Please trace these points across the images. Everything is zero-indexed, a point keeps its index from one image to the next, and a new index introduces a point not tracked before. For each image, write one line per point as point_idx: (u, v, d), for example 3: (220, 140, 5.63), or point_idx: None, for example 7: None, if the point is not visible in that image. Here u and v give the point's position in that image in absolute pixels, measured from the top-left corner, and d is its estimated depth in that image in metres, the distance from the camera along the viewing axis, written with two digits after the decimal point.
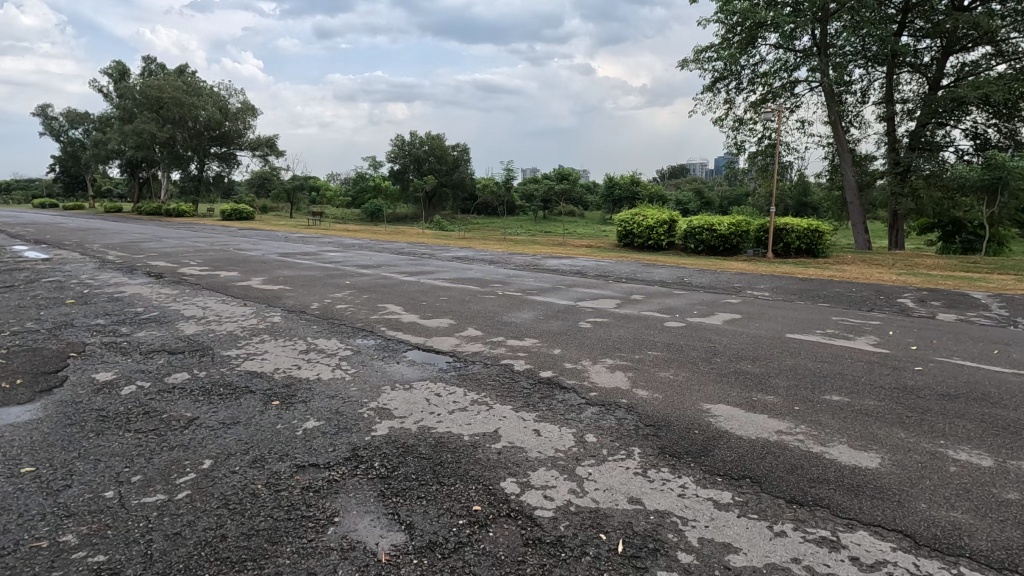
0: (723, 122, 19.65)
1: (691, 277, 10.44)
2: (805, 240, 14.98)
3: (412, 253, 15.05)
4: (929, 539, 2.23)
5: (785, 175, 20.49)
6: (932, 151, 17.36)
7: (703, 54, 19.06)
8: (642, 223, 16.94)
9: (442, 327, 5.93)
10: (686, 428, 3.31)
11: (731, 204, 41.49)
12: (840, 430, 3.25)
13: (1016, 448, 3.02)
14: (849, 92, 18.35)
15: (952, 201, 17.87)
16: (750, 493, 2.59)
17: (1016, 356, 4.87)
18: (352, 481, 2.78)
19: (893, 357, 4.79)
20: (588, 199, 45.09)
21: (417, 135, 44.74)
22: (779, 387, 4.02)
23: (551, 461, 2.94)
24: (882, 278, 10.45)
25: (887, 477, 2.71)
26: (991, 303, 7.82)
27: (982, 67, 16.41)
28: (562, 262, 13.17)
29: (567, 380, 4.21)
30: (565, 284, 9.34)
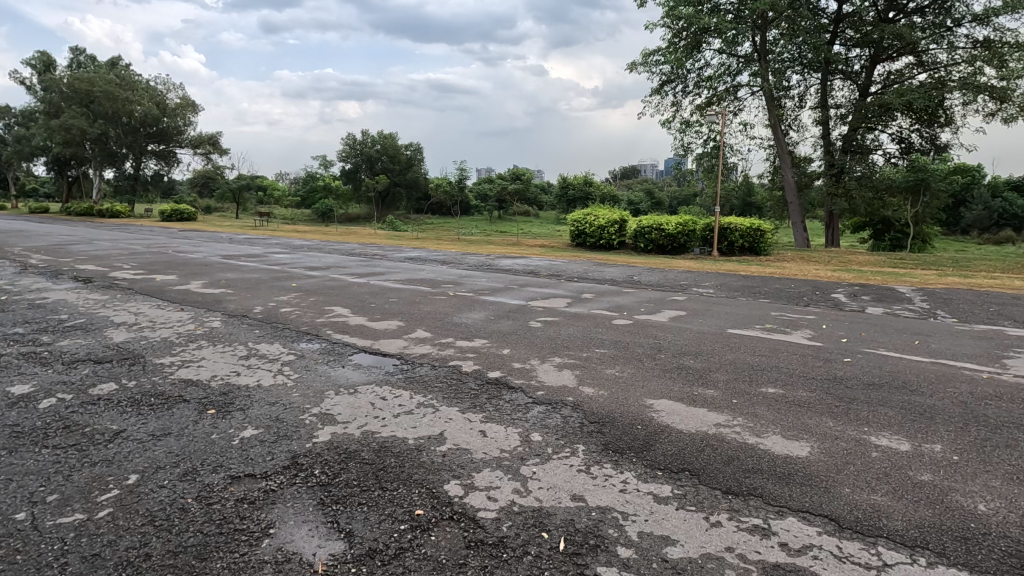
0: (671, 123, 20.13)
1: (640, 276, 10.68)
2: (748, 239, 15.54)
3: (362, 254, 14.79)
4: (851, 522, 2.35)
5: (730, 176, 21.20)
6: (862, 154, 18.30)
7: (651, 57, 19.54)
8: (594, 223, 17.22)
9: (391, 329, 5.83)
10: (629, 424, 3.38)
11: (680, 203, 42.72)
12: (774, 421, 3.38)
13: (932, 432, 3.22)
14: (788, 97, 19.14)
15: (882, 201, 18.98)
16: (688, 485, 2.66)
17: (934, 346, 5.22)
18: (290, 490, 2.70)
19: (825, 350, 5.05)
20: (542, 199, 45.42)
21: (369, 134, 43.91)
22: (720, 381, 4.15)
23: (496, 462, 2.92)
24: (818, 275, 10.99)
25: (816, 465, 2.84)
26: (914, 297, 8.35)
27: (905, 76, 17.45)
28: (515, 261, 13.21)
29: (515, 379, 4.22)
30: (518, 284, 9.37)
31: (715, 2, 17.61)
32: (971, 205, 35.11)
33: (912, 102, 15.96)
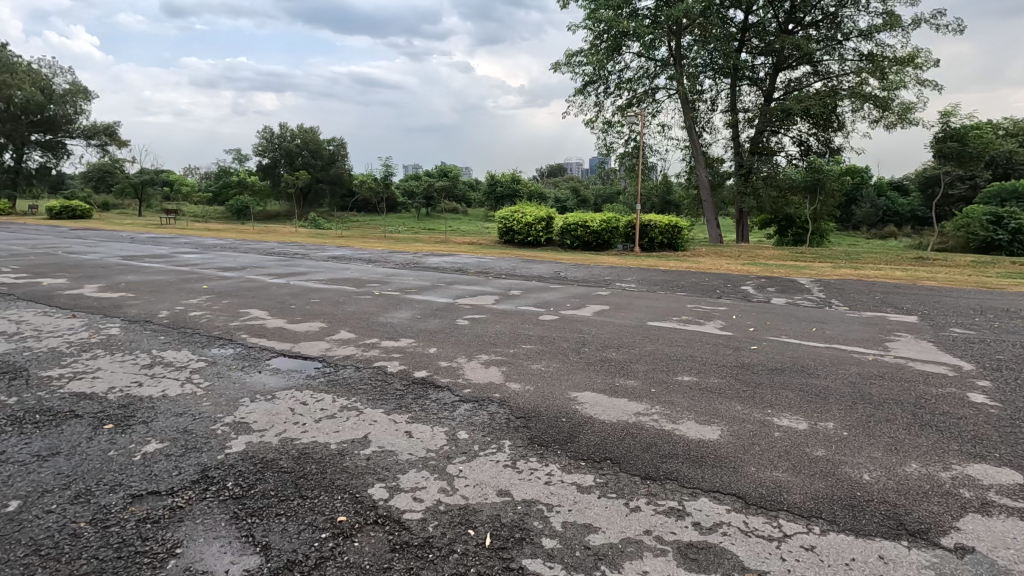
0: (594, 123, 20.69)
1: (566, 272, 10.92)
2: (667, 235, 16.28)
3: (282, 253, 14.16)
4: (756, 498, 2.52)
5: (650, 175, 22.11)
6: (767, 156, 19.64)
7: (574, 58, 19.99)
8: (522, 220, 17.38)
9: (312, 331, 5.61)
10: (554, 417, 3.45)
11: (604, 201, 44.09)
12: (689, 408, 3.57)
13: (825, 411, 3.53)
14: (702, 100, 20.20)
15: (785, 200, 20.49)
16: (610, 473, 2.76)
17: (828, 332, 5.73)
18: (200, 506, 2.53)
19: (735, 338, 5.40)
20: (471, 196, 45.29)
21: (288, 128, 41.96)
22: (640, 372, 4.32)
23: (421, 463, 2.89)
24: (730, 268, 11.72)
25: (726, 447, 3.02)
26: (813, 288, 9.10)
27: (803, 84, 18.91)
28: (444, 259, 13.12)
29: (441, 378, 4.19)
30: (445, 282, 9.31)
31: (633, 7, 18.28)
32: (860, 204, 38.69)
33: (809, 108, 17.34)
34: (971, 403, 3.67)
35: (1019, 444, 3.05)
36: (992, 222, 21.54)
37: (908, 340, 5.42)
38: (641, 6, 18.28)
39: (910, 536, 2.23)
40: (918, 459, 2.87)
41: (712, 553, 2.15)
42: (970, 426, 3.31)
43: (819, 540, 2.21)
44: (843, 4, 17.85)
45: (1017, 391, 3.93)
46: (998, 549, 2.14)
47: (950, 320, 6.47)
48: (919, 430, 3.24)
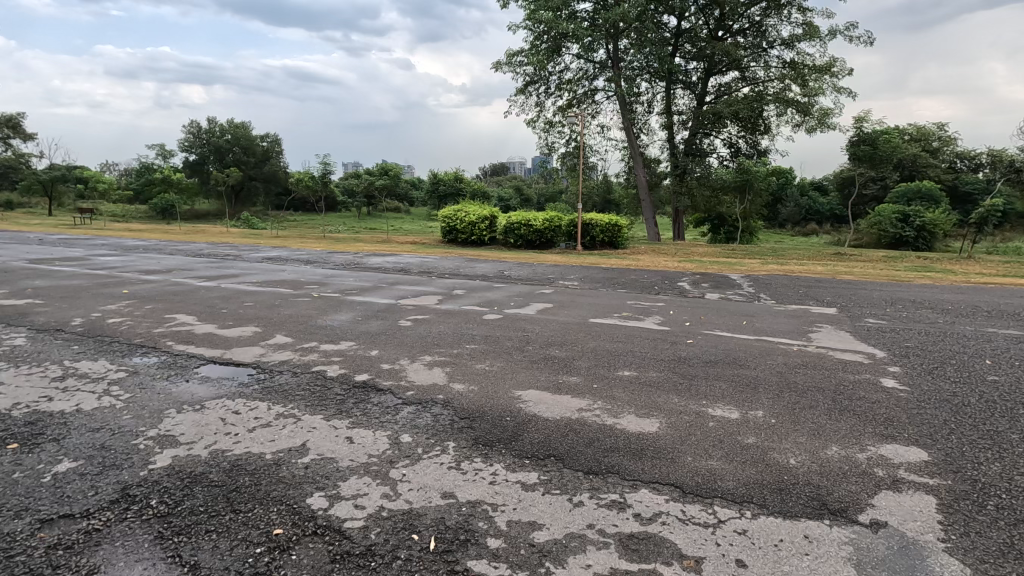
0: (535, 123, 20.88)
1: (509, 270, 10.97)
2: (607, 233, 16.65)
3: (212, 254, 13.46)
4: (693, 486, 2.62)
5: (591, 175, 22.51)
6: (700, 157, 20.45)
7: (514, 58, 20.09)
8: (465, 219, 17.32)
9: (245, 336, 5.36)
10: (498, 416, 3.45)
11: (547, 200, 44.65)
12: (629, 402, 3.66)
13: (755, 399, 3.72)
14: (639, 102, 20.78)
15: (717, 199, 21.44)
16: (553, 470, 2.79)
17: (757, 325, 6.04)
18: (119, 527, 2.35)
19: (672, 333, 5.60)
20: (413, 195, 44.73)
21: (217, 122, 39.88)
22: (582, 369, 4.40)
23: (362, 469, 2.81)
24: (667, 265, 12.13)
25: (664, 439, 3.12)
26: (743, 283, 9.56)
27: (732, 88, 19.82)
28: (386, 259, 12.87)
29: (383, 381, 4.10)
30: (387, 282, 9.14)
31: (572, 9, 18.58)
32: (785, 203, 41.04)
33: (738, 112, 18.23)
34: (883, 388, 3.97)
35: (924, 424, 3.32)
36: (900, 220, 23.42)
37: (829, 331, 5.80)
38: (579, 8, 18.61)
39: (831, 515, 2.38)
40: (838, 442, 3.07)
41: (652, 543, 2.21)
42: (883, 409, 3.57)
43: (751, 524, 2.32)
44: (767, 14, 18.85)
45: (923, 376, 4.28)
46: (908, 522, 2.32)
47: (865, 311, 6.97)
48: (839, 414, 3.46)
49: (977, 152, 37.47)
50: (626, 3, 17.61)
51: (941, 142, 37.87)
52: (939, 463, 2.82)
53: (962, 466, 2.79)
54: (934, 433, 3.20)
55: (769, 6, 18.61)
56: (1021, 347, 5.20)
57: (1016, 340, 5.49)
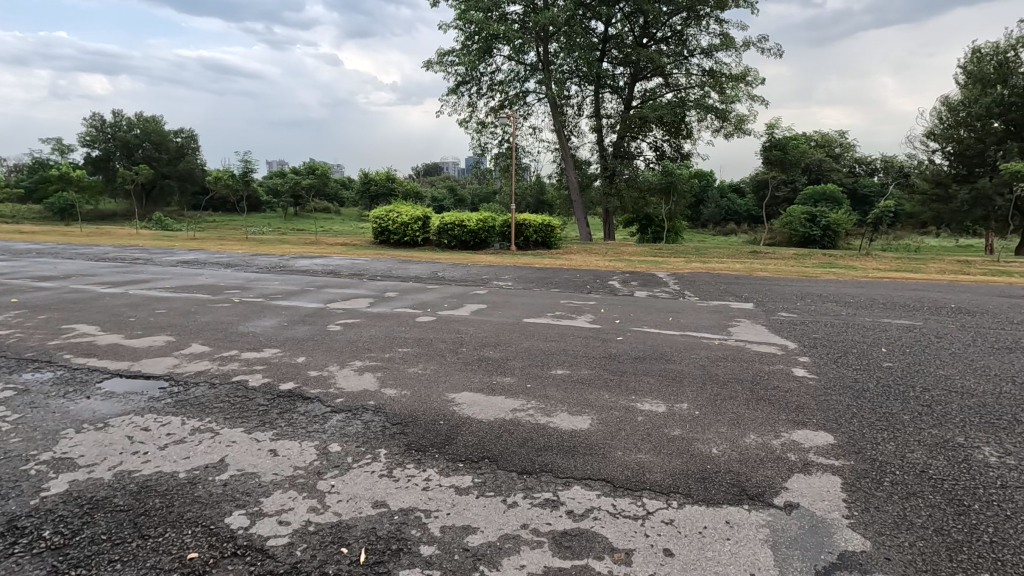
0: (467, 123, 20.82)
1: (443, 272, 10.88)
2: (541, 233, 16.84)
3: (117, 259, 12.43)
4: (622, 480, 2.69)
5: (523, 176, 22.70)
6: (628, 159, 21.11)
7: (445, 58, 19.93)
8: (397, 220, 17.01)
9: (156, 346, 4.97)
10: (431, 420, 3.39)
11: (481, 201, 44.73)
12: (562, 400, 3.72)
13: (681, 393, 3.88)
14: (569, 105, 21.18)
15: (644, 200, 22.20)
16: (488, 472, 2.78)
17: (682, 321, 6.32)
18: (3, 565, 2.11)
19: (603, 331, 5.74)
20: (343, 195, 43.44)
21: (124, 116, 37.02)
22: (516, 369, 4.42)
23: (287, 482, 2.68)
24: (599, 265, 12.44)
25: (596, 434, 3.19)
26: (669, 281, 9.98)
27: (657, 94, 20.62)
28: (313, 262, 12.38)
29: (310, 389, 3.93)
30: (315, 285, 8.80)
31: (503, 11, 18.71)
32: (706, 205, 43.24)
33: (662, 116, 19.01)
34: (795, 377, 4.26)
35: (830, 409, 3.59)
36: (809, 220, 25.26)
37: (746, 325, 6.15)
38: (509, 11, 18.75)
39: (751, 500, 2.51)
40: (756, 430, 3.26)
41: (584, 538, 2.25)
42: (794, 397, 3.83)
43: (677, 513, 2.41)
44: (688, 24, 19.74)
45: (829, 364, 4.64)
46: (818, 502, 2.49)
47: (778, 305, 7.47)
48: (755, 403, 3.68)
49: (872, 158, 41.11)
50: (555, 7, 17.90)
51: (842, 148, 41.22)
52: (844, 445, 3.06)
53: (863, 447, 3.04)
54: (838, 417, 3.46)
55: (689, 17, 19.49)
56: (910, 335, 5.75)
57: (907, 329, 6.06)
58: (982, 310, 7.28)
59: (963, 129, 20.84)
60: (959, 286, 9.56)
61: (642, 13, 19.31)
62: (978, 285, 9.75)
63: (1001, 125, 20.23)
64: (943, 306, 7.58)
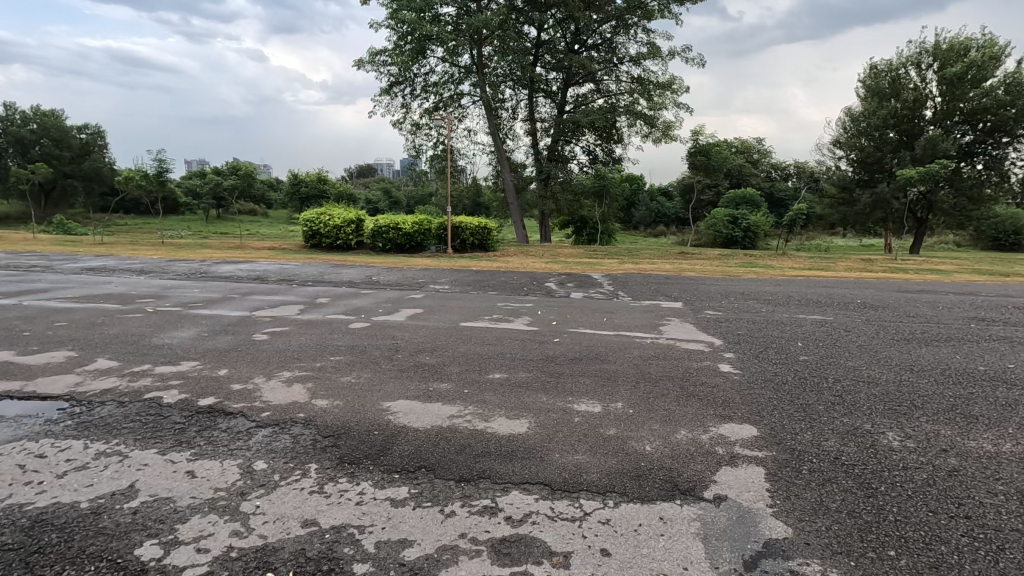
0: (401, 125, 20.48)
1: (378, 276, 10.62)
2: (477, 236, 16.79)
3: (11, 266, 11.28)
4: (560, 483, 2.70)
5: (460, 178, 22.57)
6: (562, 163, 21.46)
7: (377, 57, 19.52)
8: (328, 223, 16.47)
9: (54, 363, 4.51)
10: (365, 431, 3.28)
11: (417, 203, 44.16)
12: (499, 405, 3.70)
13: (616, 392, 3.96)
14: (504, 108, 21.27)
15: (579, 203, 22.64)
16: (425, 482, 2.71)
17: (616, 321, 6.47)
18: None
19: (540, 333, 5.77)
20: (271, 197, 41.57)
21: (18, 110, 33.72)
22: (453, 374, 4.36)
23: (207, 506, 2.49)
24: (535, 267, 12.55)
25: (534, 438, 3.20)
26: (604, 282, 10.21)
27: (588, 99, 21.12)
28: (236, 266, 11.74)
29: (233, 404, 3.70)
30: (240, 292, 8.33)
31: (435, 12, 18.58)
32: (637, 207, 44.70)
33: (594, 121, 19.48)
34: (721, 373, 4.46)
35: (753, 402, 3.79)
36: (731, 222, 26.68)
37: (676, 323, 6.39)
38: (442, 12, 18.67)
39: (682, 495, 2.59)
40: (686, 426, 3.37)
41: (522, 544, 2.23)
42: (721, 392, 4.00)
43: (614, 513, 2.44)
44: (617, 32, 20.35)
45: (751, 359, 4.90)
46: (744, 493, 2.60)
47: (705, 304, 7.81)
48: (685, 400, 3.82)
49: (786, 164, 44.02)
50: (488, 11, 17.94)
51: (760, 154, 43.86)
52: (766, 437, 3.22)
53: (783, 437, 3.22)
54: (761, 410, 3.65)
55: (618, 25, 20.09)
56: (822, 330, 6.17)
57: (820, 324, 6.50)
58: (883, 304, 7.93)
59: (864, 138, 22.70)
60: (865, 283, 10.37)
61: (574, 20, 19.69)
62: (879, 281, 10.61)
63: (896, 135, 22.21)
64: (849, 301, 8.19)
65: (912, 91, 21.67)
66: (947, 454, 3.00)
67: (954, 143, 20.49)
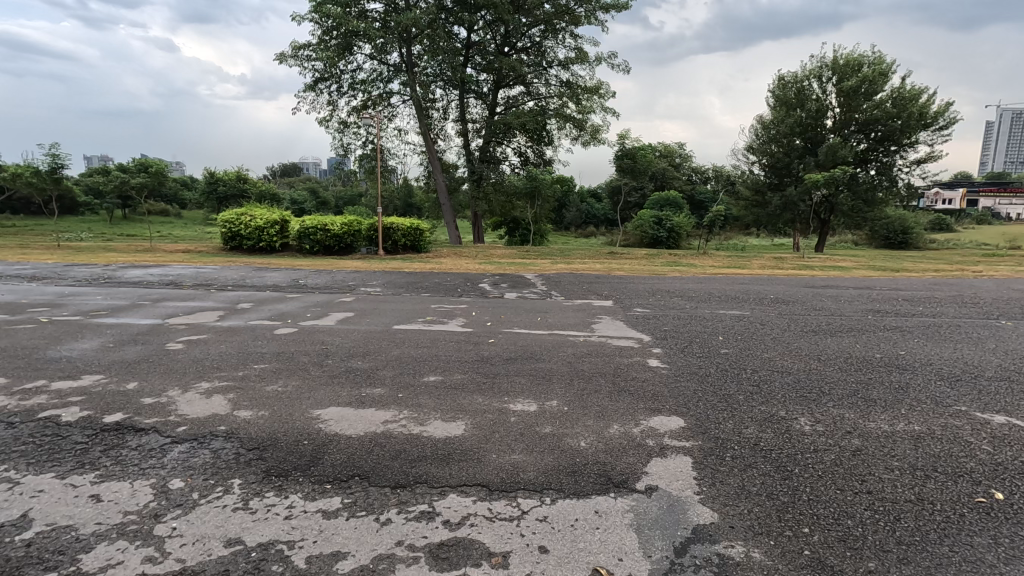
0: (328, 122, 19.76)
1: (305, 279, 10.22)
2: (409, 237, 16.53)
3: None
4: (497, 484, 2.70)
5: (390, 178, 22.10)
6: (494, 164, 21.51)
7: (300, 51, 18.74)
8: (250, 224, 15.63)
9: None
10: (294, 442, 3.14)
11: (344, 203, 42.99)
12: (435, 408, 3.65)
13: (551, 391, 4.00)
14: (435, 108, 21.02)
15: (511, 204, 22.79)
16: (358, 491, 2.62)
17: (550, 320, 6.57)
18: None
19: (475, 334, 5.75)
20: (184, 197, 38.86)
21: None
22: (387, 378, 4.26)
23: (115, 531, 2.29)
24: (469, 267, 12.50)
25: (470, 439, 3.18)
26: (537, 282, 10.34)
27: (519, 101, 21.30)
28: (147, 271, 10.90)
29: (145, 420, 3.42)
30: (150, 299, 7.72)
31: (363, 8, 18.13)
32: (568, 208, 45.63)
33: (525, 123, 19.70)
34: (650, 367, 4.63)
35: (680, 394, 3.97)
36: (656, 222, 27.84)
37: (607, 322, 6.58)
38: (369, 8, 18.23)
39: (616, 488, 2.66)
40: (618, 420, 3.47)
41: (461, 547, 2.21)
42: (650, 386, 4.17)
43: (551, 509, 2.47)
44: (546, 36, 20.64)
45: (677, 354, 5.11)
46: (673, 482, 2.71)
47: (634, 302, 8.08)
48: (617, 395, 3.94)
49: (705, 168, 46.43)
50: (417, 9, 17.70)
51: (682, 159, 46.07)
52: (692, 427, 3.38)
53: (707, 427, 3.39)
54: (686, 401, 3.83)
55: (546, 29, 20.40)
56: (740, 324, 6.57)
57: (738, 319, 6.91)
58: (793, 299, 8.55)
59: (774, 144, 24.36)
60: (777, 280, 11.14)
61: (503, 22, 19.79)
62: (788, 278, 11.42)
63: (801, 142, 24.01)
64: (763, 297, 8.77)
65: (814, 102, 23.48)
66: (852, 435, 3.28)
67: (851, 150, 22.43)
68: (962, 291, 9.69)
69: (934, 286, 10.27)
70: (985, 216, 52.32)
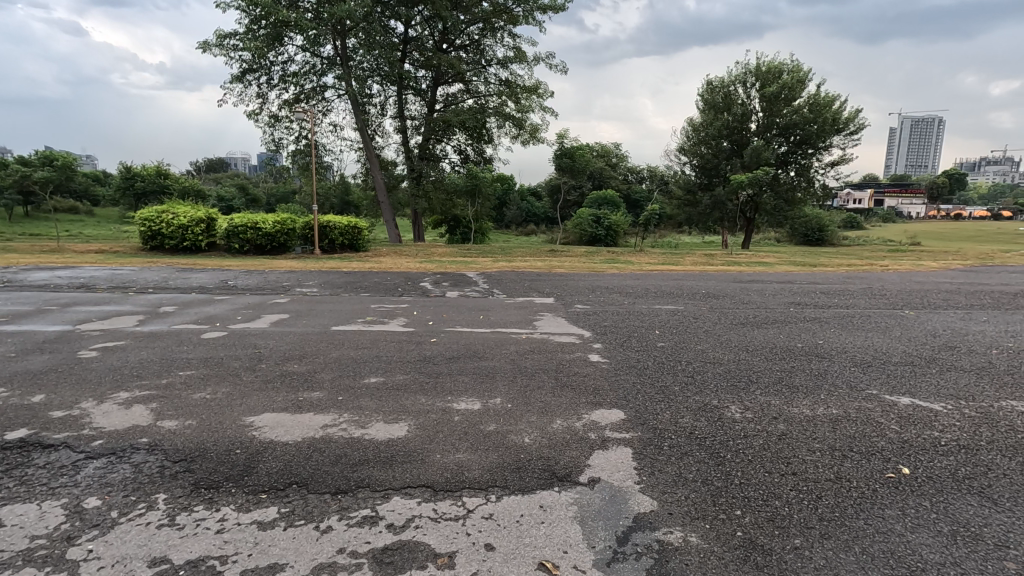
0: (257, 116, 18.86)
1: (234, 279, 9.73)
2: (347, 236, 16.06)
3: None
4: (442, 484, 2.67)
5: (325, 175, 21.37)
6: (434, 162, 21.25)
7: (226, 40, 17.77)
8: (172, 223, 14.69)
9: None
10: (226, 451, 2.98)
11: (277, 202, 41.17)
12: (376, 410, 3.57)
13: (495, 389, 4.00)
14: (372, 104, 20.51)
15: (451, 202, 22.62)
16: (296, 499, 2.52)
17: (493, 318, 6.58)
18: None
19: (418, 333, 5.68)
20: (98, 193, 35.96)
21: None
22: (325, 381, 4.12)
23: (21, 558, 2.09)
24: (409, 266, 12.29)
25: (413, 440, 3.13)
26: (478, 280, 10.32)
27: (458, 99, 21.16)
28: (54, 273, 10.04)
29: (55, 435, 3.14)
30: (59, 303, 7.10)
31: None
32: (509, 206, 45.90)
33: (464, 121, 19.58)
34: (591, 362, 4.74)
35: (620, 388, 4.08)
36: (594, 221, 28.53)
37: (549, 318, 6.66)
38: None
39: (560, 481, 2.70)
40: (561, 416, 3.52)
41: (406, 550, 2.18)
42: (591, 380, 4.25)
43: (496, 507, 2.48)
44: (484, 35, 20.61)
45: (617, 349, 5.25)
46: (615, 474, 2.78)
47: (574, 299, 8.23)
48: (559, 390, 4.00)
49: (640, 169, 47.94)
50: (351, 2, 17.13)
51: (618, 158, 47.27)
52: (632, 419, 3.48)
53: (646, 418, 3.50)
54: (626, 394, 3.94)
55: (484, 28, 20.29)
56: (675, 318, 6.83)
57: (672, 313, 7.19)
58: (723, 293, 8.98)
59: (703, 146, 25.50)
60: (709, 275, 11.63)
61: (440, 19, 19.56)
62: (718, 273, 11.97)
63: (728, 144, 25.21)
64: (695, 292, 9.15)
65: (740, 106, 24.69)
66: (777, 420, 3.49)
67: (773, 153, 23.81)
68: (871, 284, 10.49)
69: (847, 280, 11.06)
70: (888, 216, 56.97)
